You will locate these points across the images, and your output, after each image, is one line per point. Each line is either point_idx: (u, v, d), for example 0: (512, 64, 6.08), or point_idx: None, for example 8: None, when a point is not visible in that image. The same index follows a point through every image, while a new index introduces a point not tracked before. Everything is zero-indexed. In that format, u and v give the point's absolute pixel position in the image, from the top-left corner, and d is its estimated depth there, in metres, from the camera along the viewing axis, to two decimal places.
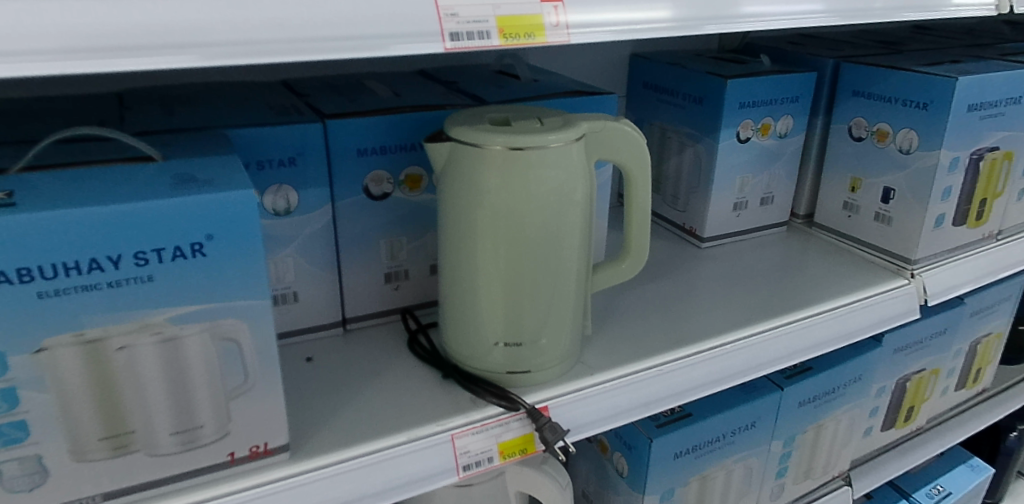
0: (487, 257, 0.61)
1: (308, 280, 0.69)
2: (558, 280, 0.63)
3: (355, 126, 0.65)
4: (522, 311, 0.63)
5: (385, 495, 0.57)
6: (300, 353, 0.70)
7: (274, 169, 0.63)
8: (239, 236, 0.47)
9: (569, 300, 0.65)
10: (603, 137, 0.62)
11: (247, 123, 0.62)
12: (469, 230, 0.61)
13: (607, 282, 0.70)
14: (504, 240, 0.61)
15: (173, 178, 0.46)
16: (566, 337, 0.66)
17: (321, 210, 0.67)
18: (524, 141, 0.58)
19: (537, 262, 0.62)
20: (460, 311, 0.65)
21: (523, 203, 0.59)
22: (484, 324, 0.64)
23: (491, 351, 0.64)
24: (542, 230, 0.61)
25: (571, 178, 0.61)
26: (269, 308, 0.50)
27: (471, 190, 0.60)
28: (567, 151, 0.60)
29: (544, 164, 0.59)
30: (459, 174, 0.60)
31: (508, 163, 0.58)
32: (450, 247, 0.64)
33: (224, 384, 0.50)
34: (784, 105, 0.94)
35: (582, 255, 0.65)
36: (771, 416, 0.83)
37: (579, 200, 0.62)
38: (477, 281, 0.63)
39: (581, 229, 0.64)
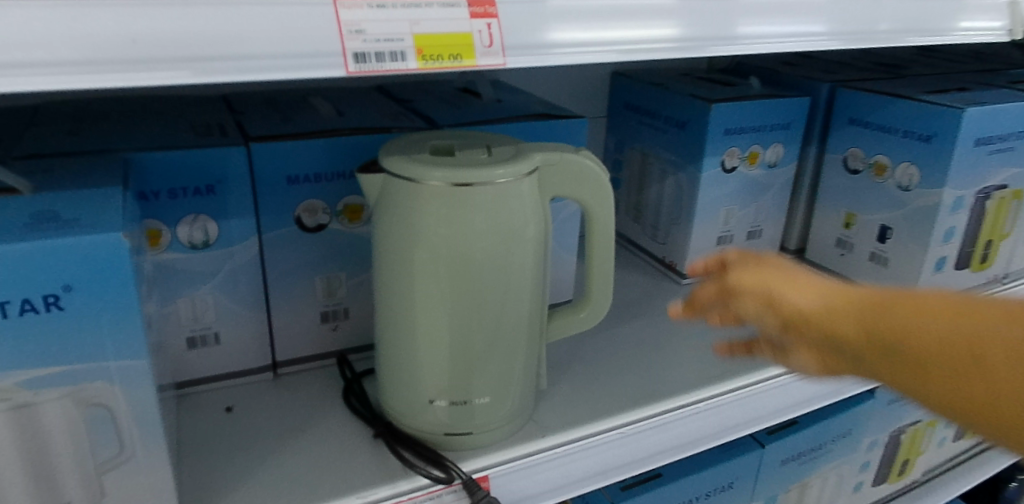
0: (424, 306, 0.54)
1: (232, 319, 0.62)
2: (506, 332, 0.56)
3: (284, 149, 0.58)
4: (464, 366, 0.55)
5: None
6: (220, 402, 0.62)
7: (188, 198, 0.56)
8: (106, 286, 0.39)
9: (519, 354, 0.58)
10: (560, 172, 0.55)
11: (157, 145, 0.55)
12: (403, 275, 0.54)
13: (564, 330, 0.62)
14: (443, 287, 0.53)
15: (30, 217, 0.39)
16: (515, 395, 0.58)
17: (245, 243, 0.60)
18: (467, 177, 0.50)
19: (481, 312, 0.54)
20: (395, 364, 0.57)
21: (465, 247, 0.52)
22: (421, 379, 0.56)
23: (428, 410, 0.56)
24: (486, 277, 0.53)
25: (521, 218, 0.53)
26: (148, 369, 0.42)
27: (407, 230, 0.52)
28: (517, 187, 0.52)
29: (490, 203, 0.51)
30: (394, 210, 0.53)
31: (448, 201, 0.51)
32: (384, 290, 0.56)
33: (95, 456, 0.43)
34: (774, 133, 0.87)
35: (535, 304, 0.57)
36: (750, 476, 0.76)
37: (530, 242, 0.54)
38: (413, 331, 0.55)
39: (533, 275, 0.56)
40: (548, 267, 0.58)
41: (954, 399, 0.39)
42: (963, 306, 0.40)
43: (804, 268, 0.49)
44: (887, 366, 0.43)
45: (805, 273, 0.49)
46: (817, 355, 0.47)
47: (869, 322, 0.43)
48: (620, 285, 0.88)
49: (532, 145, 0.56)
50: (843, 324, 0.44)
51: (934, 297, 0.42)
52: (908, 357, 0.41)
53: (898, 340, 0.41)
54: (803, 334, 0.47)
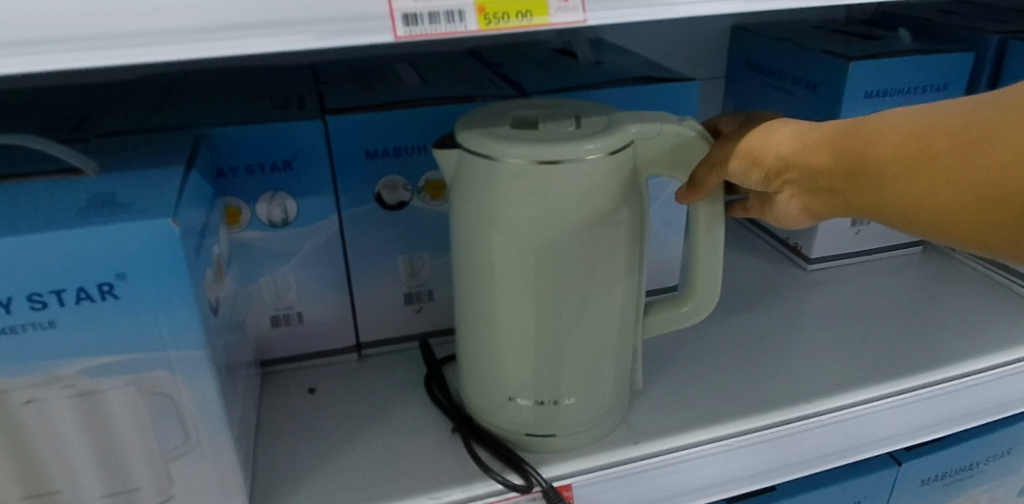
0: (502, 297, 0.48)
1: (314, 300, 0.60)
2: (595, 328, 0.50)
3: (361, 122, 0.55)
4: (547, 364, 0.50)
5: None
6: (303, 383, 0.61)
7: (266, 174, 0.54)
8: (159, 275, 0.37)
9: (609, 351, 0.51)
10: (661, 149, 0.46)
11: (233, 119, 0.53)
12: (481, 262, 0.48)
13: (663, 324, 0.55)
14: (524, 278, 0.47)
15: (87, 201, 0.38)
16: (603, 394, 0.53)
17: (324, 221, 0.58)
18: (551, 156, 0.43)
19: (566, 307, 0.48)
20: (472, 354, 0.52)
21: (548, 235, 0.46)
22: (502, 375, 0.51)
23: (507, 406, 0.52)
24: (573, 268, 0.47)
25: (614, 201, 0.46)
26: (207, 359, 0.40)
27: (485, 214, 0.46)
28: (609, 167, 0.45)
29: (577, 185, 0.44)
30: (471, 190, 0.47)
31: (530, 184, 0.44)
32: (461, 275, 0.51)
33: (160, 446, 0.42)
34: (927, 95, 0.75)
35: (628, 297, 0.51)
36: (880, 495, 0.66)
37: (624, 229, 0.47)
38: (490, 322, 0.50)
39: (626, 264, 0.49)
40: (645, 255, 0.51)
41: (896, 207, 0.40)
42: (970, 107, 0.37)
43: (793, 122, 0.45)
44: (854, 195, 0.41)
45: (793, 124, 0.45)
46: (809, 194, 0.44)
47: (839, 155, 0.41)
48: (735, 268, 0.79)
49: (631, 114, 0.48)
50: (819, 154, 0.42)
51: (911, 120, 0.39)
52: (904, 153, 0.38)
53: (873, 158, 0.40)
54: (801, 184, 0.44)
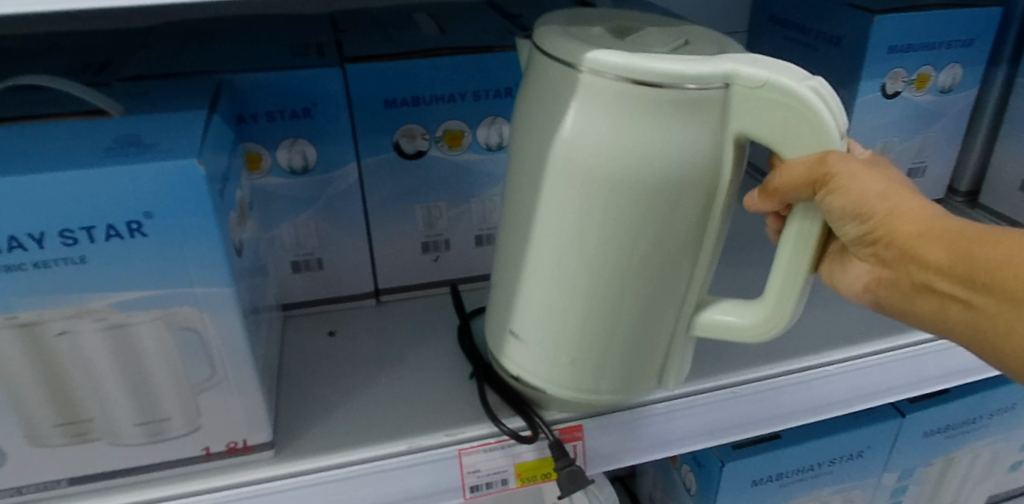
0: (541, 232, 0.43)
1: (333, 245, 0.62)
2: (633, 298, 0.43)
3: (381, 71, 0.56)
4: (577, 322, 0.45)
5: None
6: (323, 326, 0.63)
7: (286, 121, 0.55)
8: (184, 213, 0.39)
9: (647, 325, 0.45)
10: (762, 105, 0.38)
11: (254, 66, 0.54)
12: (529, 185, 0.43)
13: (728, 331, 0.47)
14: (566, 222, 0.42)
15: (114, 140, 0.39)
16: (632, 369, 0.47)
17: (343, 168, 0.59)
18: (636, 75, 0.37)
19: (604, 267, 0.42)
20: (507, 289, 0.48)
21: (601, 177, 0.39)
22: (553, 331, 0.46)
23: (529, 354, 0.48)
24: (621, 228, 0.41)
25: (686, 158, 0.39)
26: (231, 295, 0.42)
27: (545, 128, 0.41)
28: (693, 105, 0.38)
29: (649, 121, 0.38)
30: (539, 97, 0.42)
31: (601, 102, 0.38)
32: (511, 198, 0.46)
33: (189, 377, 0.44)
34: (953, 51, 0.74)
35: (683, 278, 0.44)
36: (885, 446, 0.68)
37: (695, 195, 0.40)
38: (525, 256, 0.45)
39: (686, 241, 0.42)
40: (720, 233, 0.44)
41: (985, 338, 0.40)
42: None
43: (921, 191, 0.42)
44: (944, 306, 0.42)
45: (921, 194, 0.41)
46: (893, 278, 0.44)
47: (956, 264, 0.40)
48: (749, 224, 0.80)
49: (748, 56, 0.40)
50: (936, 254, 0.40)
51: None
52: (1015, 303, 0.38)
53: (992, 278, 0.39)
54: (890, 258, 0.43)
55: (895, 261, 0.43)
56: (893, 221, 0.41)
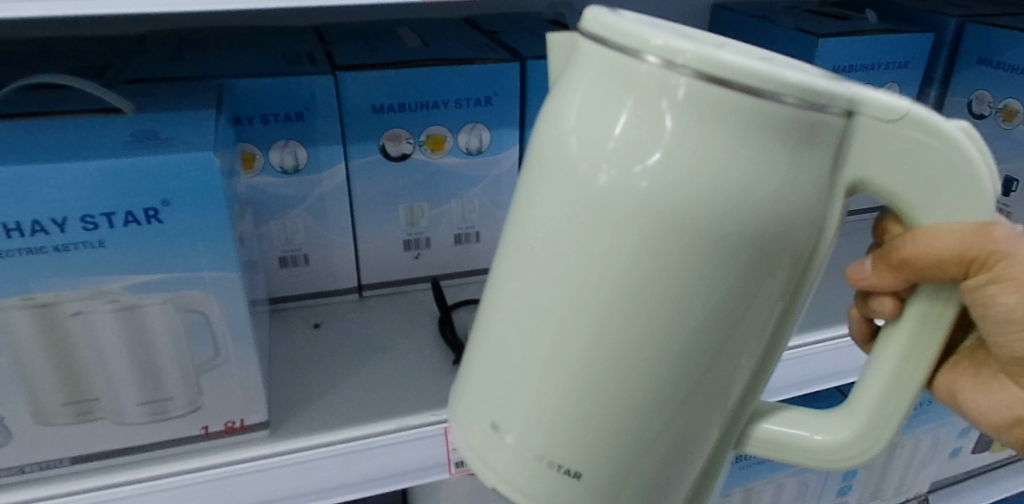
0: (555, 316, 0.34)
1: (320, 242, 0.65)
2: (670, 405, 0.36)
3: (371, 78, 0.60)
4: (596, 430, 0.36)
5: (363, 487, 0.53)
6: (308, 319, 0.66)
7: (279, 123, 0.59)
8: (199, 203, 0.42)
9: (686, 439, 0.38)
10: (896, 144, 0.33)
11: (251, 72, 0.57)
12: (542, 252, 0.34)
13: (800, 449, 0.41)
14: (594, 308, 0.33)
15: (132, 135, 0.43)
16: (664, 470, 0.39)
17: (332, 169, 0.62)
18: (737, 81, 0.30)
19: (640, 367, 0.34)
20: (498, 379, 0.37)
21: (655, 252, 0.32)
22: (578, 418, 0.36)
23: (525, 468, 0.37)
24: (671, 319, 0.33)
25: (772, 229, 0.32)
26: (238, 279, 0.45)
27: (573, 176, 0.33)
28: (798, 149, 0.31)
29: (737, 175, 0.31)
30: (568, 124, 0.33)
31: (677, 137, 0.31)
32: (504, 264, 0.37)
33: (194, 358, 0.47)
34: (890, 72, 0.81)
35: (736, 378, 0.37)
36: None
37: (768, 282, 0.34)
38: (524, 343, 0.36)
39: (745, 337, 0.35)
40: (789, 322, 0.37)
41: None
42: None
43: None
44: None
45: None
46: None
47: None
48: None
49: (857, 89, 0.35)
50: None
51: None
52: None
53: None
54: None
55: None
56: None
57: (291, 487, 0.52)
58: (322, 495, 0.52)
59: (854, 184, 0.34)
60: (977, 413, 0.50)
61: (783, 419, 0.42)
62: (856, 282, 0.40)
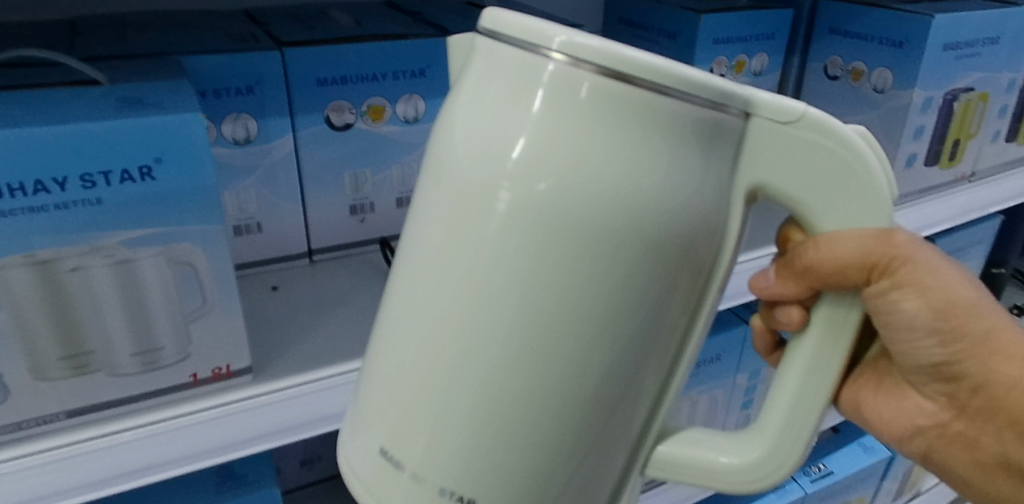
0: (465, 334, 0.39)
1: (272, 210, 0.70)
2: (573, 419, 0.41)
3: (316, 53, 0.65)
4: (500, 445, 0.41)
5: (344, 417, 0.60)
6: (266, 282, 0.71)
7: (231, 97, 0.63)
8: (187, 160, 0.47)
9: (616, 406, 0.42)
10: (789, 142, 0.39)
11: (203, 50, 0.62)
12: (453, 275, 0.39)
13: (708, 470, 0.49)
14: (511, 308, 0.38)
15: (119, 101, 0.47)
16: (599, 436, 0.43)
17: (282, 140, 0.67)
18: (639, 78, 0.35)
19: (555, 367, 0.39)
20: (406, 404, 0.41)
21: (558, 271, 0.37)
22: (517, 394, 0.40)
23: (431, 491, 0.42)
24: (575, 336, 0.39)
25: (674, 209, 0.37)
26: (223, 232, 0.50)
27: (481, 194, 0.37)
28: (695, 156, 0.37)
29: (639, 168, 0.36)
30: (481, 133, 0.38)
31: (582, 149, 0.36)
32: (413, 290, 0.41)
33: (183, 307, 0.51)
34: (759, 42, 0.95)
35: (641, 395, 0.43)
36: (735, 349, 0.91)
37: (665, 301, 0.40)
38: (443, 361, 0.40)
39: (645, 355, 0.41)
40: (700, 299, 0.43)
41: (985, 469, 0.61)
42: None
43: (1009, 324, 0.53)
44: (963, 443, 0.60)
45: (1013, 331, 0.53)
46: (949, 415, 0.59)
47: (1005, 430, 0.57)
48: None
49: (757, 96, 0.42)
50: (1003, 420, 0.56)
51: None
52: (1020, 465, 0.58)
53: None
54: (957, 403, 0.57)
55: (968, 396, 0.57)
56: (982, 355, 0.53)
57: (280, 421, 0.57)
58: (310, 425, 0.59)
59: (754, 184, 0.41)
60: (882, 419, 0.60)
61: (685, 442, 0.49)
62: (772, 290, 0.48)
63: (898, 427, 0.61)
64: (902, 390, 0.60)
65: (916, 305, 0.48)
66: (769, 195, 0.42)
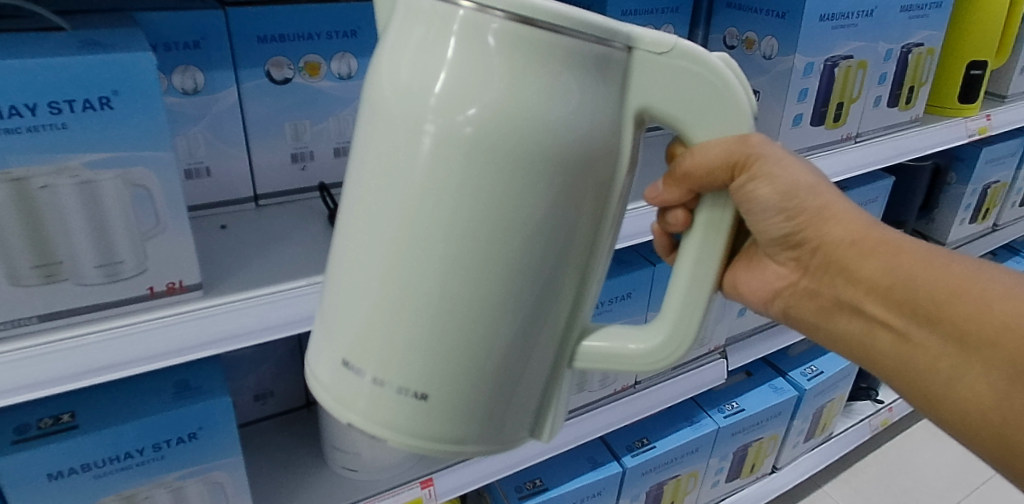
0: (407, 247, 0.44)
1: (219, 155, 0.78)
2: (504, 317, 0.47)
3: (256, 14, 0.74)
4: (445, 345, 0.47)
5: (285, 328, 0.69)
6: (215, 222, 0.79)
7: (180, 51, 0.71)
8: (140, 93, 0.55)
9: (537, 302, 0.48)
10: (666, 69, 0.45)
11: (155, 8, 0.70)
12: (389, 198, 0.44)
13: (623, 359, 0.54)
14: (438, 218, 0.43)
15: (80, 43, 0.55)
16: (526, 333, 0.49)
17: (226, 92, 0.75)
18: (540, 20, 0.41)
19: (479, 267, 0.45)
20: (360, 316, 0.47)
21: (484, 187, 0.42)
22: (444, 293, 0.45)
23: (388, 392, 0.47)
24: (501, 243, 0.44)
25: (574, 128, 0.43)
26: (173, 160, 0.58)
27: (410, 127, 0.43)
28: (591, 84, 0.43)
29: (542, 93, 0.42)
30: (404, 75, 0.43)
31: (494, 80, 0.41)
32: (357, 216, 0.46)
33: (139, 225, 0.59)
34: (665, 15, 1.06)
35: (558, 298, 0.49)
36: (645, 287, 1.02)
37: (577, 210, 0.46)
38: (382, 269, 0.45)
39: (564, 258, 0.47)
40: (606, 210, 0.48)
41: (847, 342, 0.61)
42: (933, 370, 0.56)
43: (842, 196, 0.59)
44: (821, 310, 0.63)
45: (843, 201, 0.58)
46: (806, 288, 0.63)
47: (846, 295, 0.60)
48: None
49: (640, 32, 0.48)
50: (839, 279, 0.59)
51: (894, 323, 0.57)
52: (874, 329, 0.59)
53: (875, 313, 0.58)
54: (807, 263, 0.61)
55: (812, 258, 0.60)
56: (816, 223, 0.58)
57: (228, 329, 0.65)
58: (253, 334, 0.67)
59: (640, 108, 0.46)
60: (750, 293, 0.65)
61: (598, 336, 0.54)
62: (662, 198, 0.54)
63: (764, 301, 0.65)
64: (762, 265, 0.65)
65: (769, 192, 0.53)
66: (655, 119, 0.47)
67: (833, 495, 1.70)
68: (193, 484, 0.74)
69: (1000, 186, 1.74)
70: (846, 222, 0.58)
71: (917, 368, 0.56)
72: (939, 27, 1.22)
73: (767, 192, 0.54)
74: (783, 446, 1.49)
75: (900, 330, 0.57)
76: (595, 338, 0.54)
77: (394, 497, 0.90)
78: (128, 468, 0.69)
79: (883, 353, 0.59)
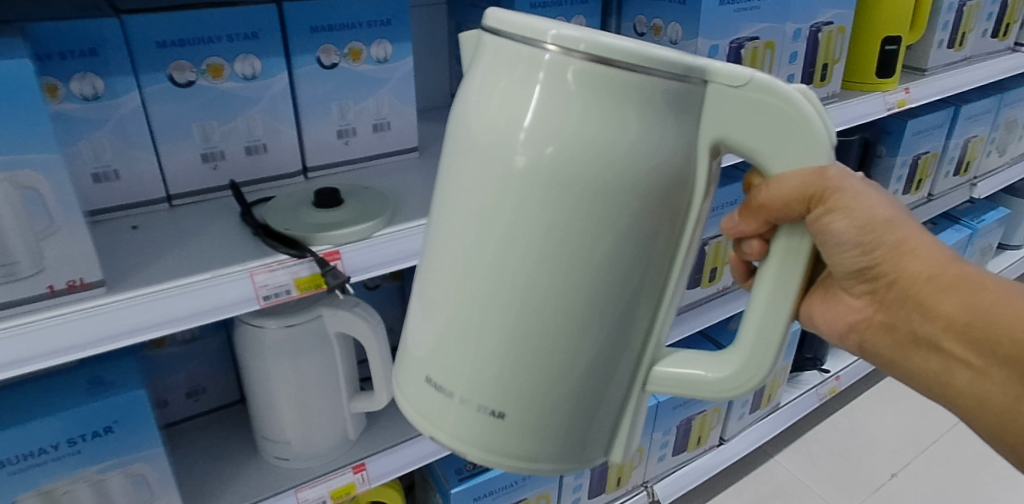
0: (495, 279, 0.48)
1: (126, 159, 0.80)
2: (586, 343, 0.50)
3: (153, 21, 0.76)
4: (528, 371, 0.50)
5: (191, 320, 0.72)
6: (126, 224, 0.81)
7: (76, 59, 0.74)
8: (20, 99, 0.57)
9: (616, 328, 0.51)
10: (741, 103, 0.46)
11: (50, 18, 0.72)
12: (476, 229, 0.48)
13: (698, 385, 0.55)
14: (529, 250, 0.47)
15: None
16: (607, 357, 0.52)
17: (128, 96, 0.77)
18: (616, 59, 0.44)
19: (559, 295, 0.48)
20: (448, 340, 0.51)
21: (562, 221, 0.46)
22: (533, 322, 0.49)
23: (473, 407, 0.51)
24: (580, 273, 0.47)
25: (649, 162, 0.45)
26: (63, 162, 0.61)
27: (495, 159, 0.46)
28: (668, 120, 0.46)
29: (620, 131, 0.45)
30: (485, 113, 0.47)
31: (576, 120, 0.44)
32: (447, 246, 0.50)
33: (33, 226, 0.62)
34: (573, 6, 1.09)
35: (634, 322, 0.51)
36: None
37: (651, 240, 0.48)
38: (476, 300, 0.49)
39: (641, 286, 0.50)
40: (679, 237, 0.50)
41: (916, 376, 0.62)
42: (1009, 409, 0.57)
43: (921, 228, 0.57)
44: (893, 345, 0.63)
45: (922, 233, 0.57)
46: (880, 322, 0.62)
47: (921, 331, 0.59)
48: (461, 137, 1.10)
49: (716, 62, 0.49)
50: (915, 316, 0.59)
51: (969, 361, 0.58)
52: (948, 366, 0.59)
53: (952, 351, 0.58)
54: (883, 296, 0.60)
55: (888, 291, 0.59)
56: (894, 258, 0.57)
57: (131, 322, 0.68)
58: (158, 327, 0.70)
59: (715, 139, 0.48)
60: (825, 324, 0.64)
61: (671, 362, 0.55)
62: (739, 230, 0.54)
63: (840, 334, 0.64)
64: (839, 297, 0.64)
65: (845, 225, 0.52)
66: (730, 150, 0.48)
67: (784, 464, 1.75)
68: (115, 477, 0.76)
69: (931, 156, 1.79)
70: (926, 259, 0.56)
71: (993, 405, 0.58)
72: (848, 6, 1.27)
73: (843, 226, 0.52)
74: (727, 417, 1.54)
75: (977, 368, 0.58)
76: (670, 364, 0.55)
77: (326, 483, 0.93)
78: (43, 464, 0.71)
79: (957, 388, 0.60)
